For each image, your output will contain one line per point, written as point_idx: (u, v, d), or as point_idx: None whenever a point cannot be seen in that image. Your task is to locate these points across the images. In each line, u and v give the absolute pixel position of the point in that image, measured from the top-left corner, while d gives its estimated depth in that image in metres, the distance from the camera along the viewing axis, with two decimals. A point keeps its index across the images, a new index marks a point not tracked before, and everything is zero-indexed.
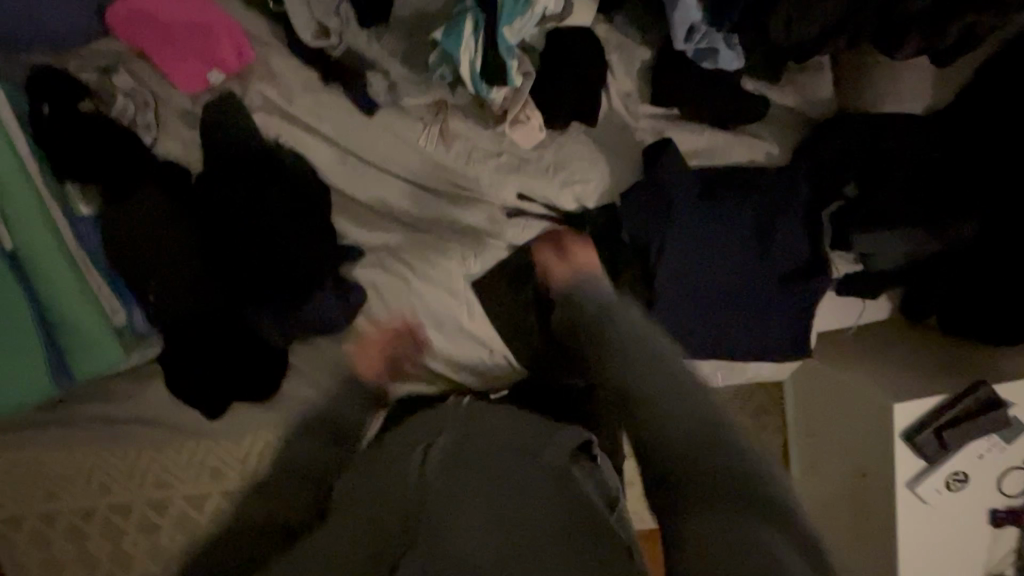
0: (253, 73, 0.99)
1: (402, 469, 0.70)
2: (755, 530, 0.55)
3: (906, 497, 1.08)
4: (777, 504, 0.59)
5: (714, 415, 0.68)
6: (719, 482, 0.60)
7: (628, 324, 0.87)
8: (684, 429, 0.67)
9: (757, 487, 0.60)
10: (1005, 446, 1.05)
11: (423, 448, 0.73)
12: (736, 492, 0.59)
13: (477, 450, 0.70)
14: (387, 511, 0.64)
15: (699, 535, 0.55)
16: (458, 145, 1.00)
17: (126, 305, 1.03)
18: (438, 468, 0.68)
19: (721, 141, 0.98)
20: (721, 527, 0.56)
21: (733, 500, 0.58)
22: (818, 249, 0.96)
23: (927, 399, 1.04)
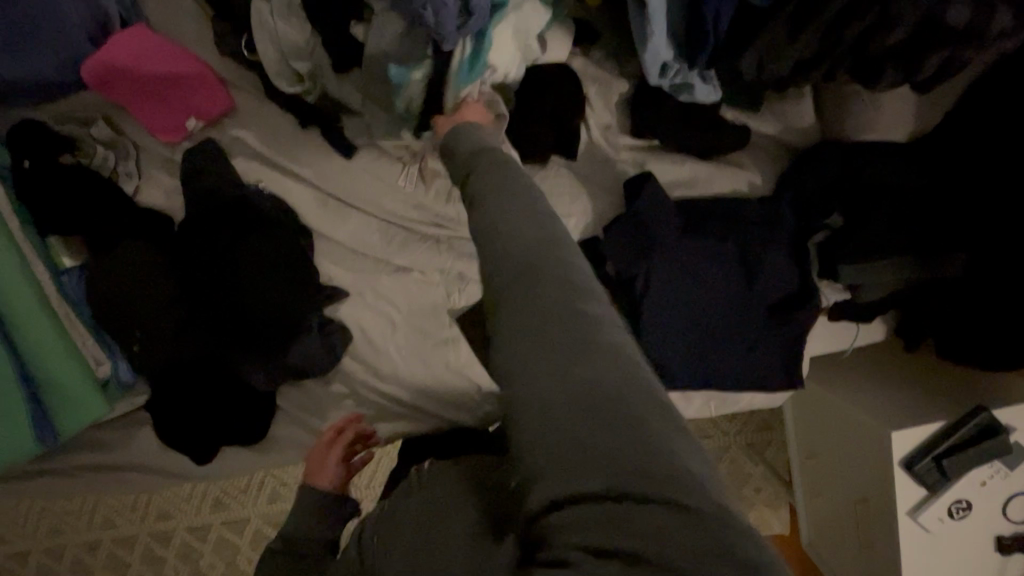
0: (233, 120, 1.00)
1: (345, 560, 0.62)
2: (635, 454, 0.42)
3: (909, 526, 1.05)
4: (627, 401, 0.43)
5: (580, 285, 0.49)
6: (580, 425, 0.43)
7: (496, 219, 0.55)
8: (538, 375, 0.45)
9: (611, 374, 0.44)
10: (1009, 472, 1.02)
11: (365, 517, 0.66)
12: (599, 424, 0.42)
13: (392, 516, 0.61)
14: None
15: (566, 509, 0.42)
16: (437, 184, 1.00)
17: (111, 356, 1.01)
18: (366, 540, 0.61)
19: (703, 172, 0.97)
20: (580, 448, 0.42)
21: (590, 426, 0.43)
22: (805, 281, 0.95)
23: (924, 425, 1.01)
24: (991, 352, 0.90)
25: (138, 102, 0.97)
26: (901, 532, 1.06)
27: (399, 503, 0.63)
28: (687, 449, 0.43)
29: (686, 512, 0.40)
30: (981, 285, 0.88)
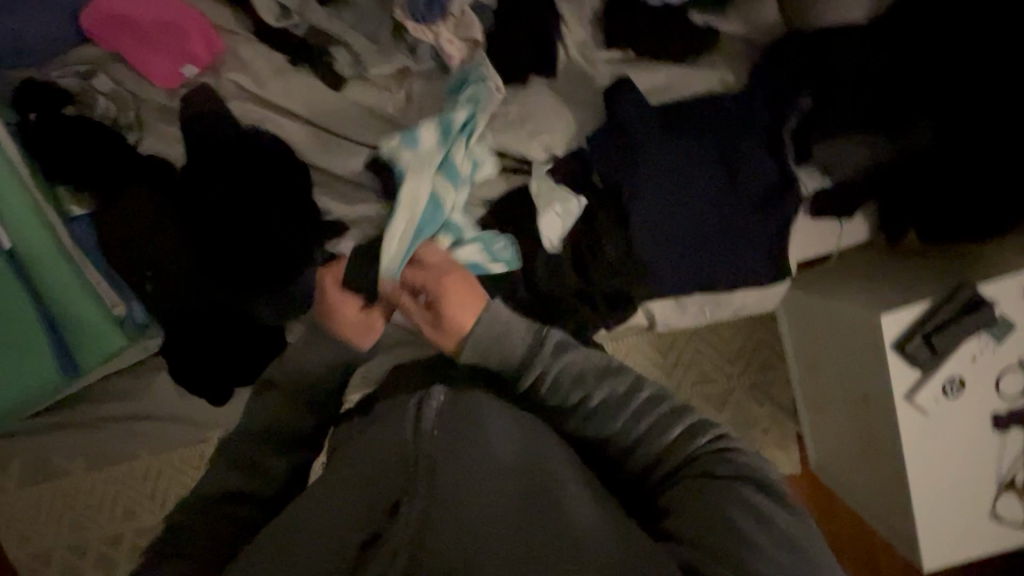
0: (226, 64, 1.05)
1: (399, 420, 0.74)
2: (745, 525, 0.62)
3: (906, 410, 1.08)
4: (757, 505, 0.64)
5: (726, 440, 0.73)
6: (705, 487, 0.67)
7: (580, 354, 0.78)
8: (713, 489, 0.66)
9: (736, 486, 0.66)
10: (997, 345, 1.05)
11: (417, 404, 0.75)
12: (718, 491, 0.66)
13: (480, 419, 0.73)
14: (395, 465, 0.69)
15: (684, 527, 0.63)
16: (425, 110, 1.04)
17: (125, 298, 1.05)
18: (436, 427, 0.71)
19: (677, 76, 1.02)
20: (705, 508, 0.64)
21: (712, 485, 0.67)
22: (784, 170, 0.99)
23: (910, 306, 1.05)
24: (961, 213, 0.96)
25: (133, 49, 1.02)
26: (901, 418, 1.08)
27: (477, 402, 0.76)
28: (810, 546, 0.62)
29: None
30: (946, 151, 0.94)
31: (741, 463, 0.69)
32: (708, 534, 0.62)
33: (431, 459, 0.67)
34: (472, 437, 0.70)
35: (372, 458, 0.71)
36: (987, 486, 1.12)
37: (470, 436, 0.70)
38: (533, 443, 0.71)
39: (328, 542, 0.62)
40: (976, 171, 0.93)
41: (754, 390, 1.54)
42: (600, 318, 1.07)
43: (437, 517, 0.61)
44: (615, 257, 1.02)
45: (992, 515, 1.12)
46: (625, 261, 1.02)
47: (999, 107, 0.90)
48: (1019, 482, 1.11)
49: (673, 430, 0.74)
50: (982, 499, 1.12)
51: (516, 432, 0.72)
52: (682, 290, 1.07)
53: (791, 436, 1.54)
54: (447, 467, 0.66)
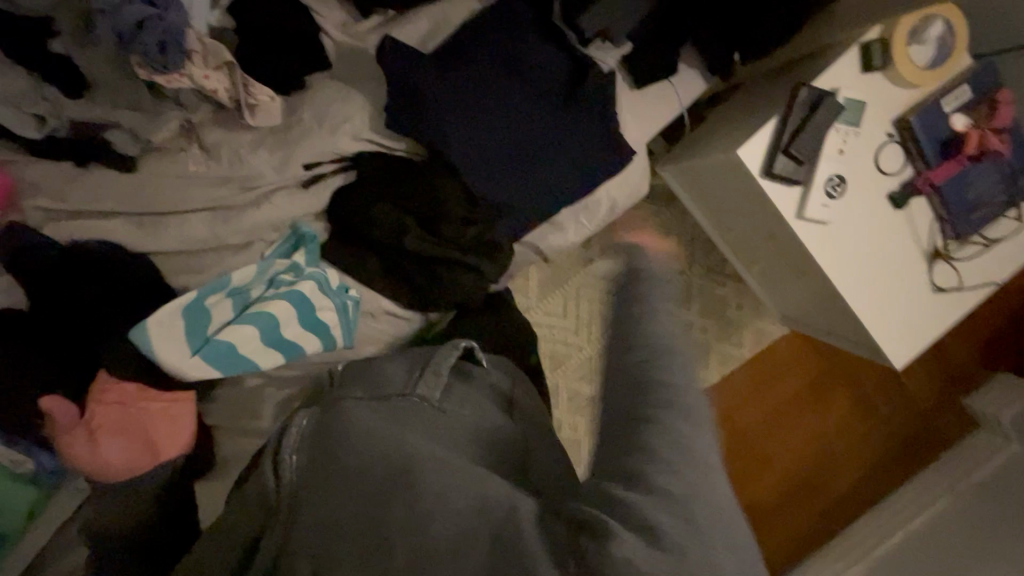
0: (23, 195, 1.03)
1: (259, 476, 0.65)
2: (665, 451, 0.53)
3: (804, 228, 1.06)
4: (692, 438, 0.54)
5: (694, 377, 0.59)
6: (630, 431, 0.55)
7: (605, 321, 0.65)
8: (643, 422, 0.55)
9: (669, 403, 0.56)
10: (859, 129, 1.04)
11: (277, 443, 0.67)
12: (645, 416, 0.55)
13: (346, 426, 0.65)
14: (255, 507, 0.64)
15: (602, 458, 0.56)
16: (224, 152, 1.01)
17: (31, 453, 1.01)
18: (298, 457, 0.64)
19: (441, 13, 1.00)
20: (631, 429, 0.55)
21: (648, 408, 0.56)
22: (574, 56, 1.00)
23: (760, 129, 1.03)
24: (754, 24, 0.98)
25: None
26: (803, 238, 1.06)
27: (336, 415, 0.67)
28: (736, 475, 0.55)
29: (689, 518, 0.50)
30: None
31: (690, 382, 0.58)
32: (625, 464, 0.53)
33: (296, 489, 0.61)
34: (332, 454, 0.62)
35: (237, 500, 0.67)
36: (916, 263, 1.10)
37: (334, 456, 0.61)
38: (401, 431, 0.63)
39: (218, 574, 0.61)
40: None
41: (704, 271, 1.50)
42: (473, 274, 1.05)
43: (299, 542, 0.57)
44: (459, 205, 1.01)
45: (935, 287, 1.11)
46: (475, 208, 1.01)
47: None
48: (942, 246, 1.10)
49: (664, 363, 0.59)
50: (917, 276, 1.10)
51: (390, 431, 0.64)
52: (546, 212, 1.06)
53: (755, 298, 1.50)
54: (311, 501, 0.59)
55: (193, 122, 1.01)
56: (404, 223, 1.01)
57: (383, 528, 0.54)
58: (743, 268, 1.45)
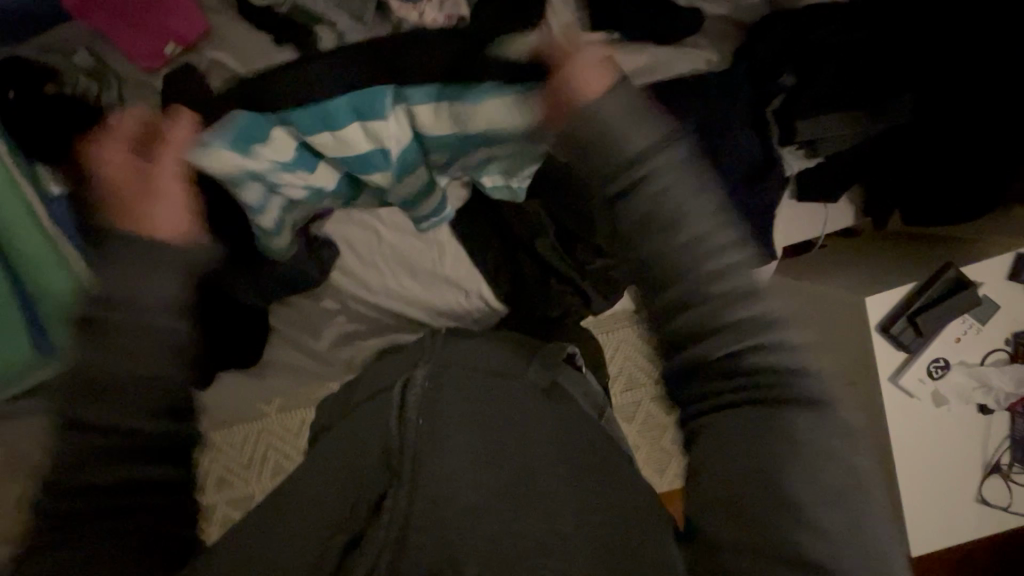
0: (210, 44, 1.05)
1: (380, 406, 0.67)
2: (780, 483, 0.51)
3: (891, 393, 1.08)
4: (799, 492, 0.51)
5: (812, 448, 0.52)
6: (748, 446, 0.53)
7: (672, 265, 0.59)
8: (751, 482, 0.52)
9: (799, 443, 0.52)
10: (981, 327, 1.06)
11: (402, 386, 0.68)
12: (757, 442, 0.53)
13: (458, 401, 0.65)
14: (372, 456, 0.62)
15: (726, 509, 0.52)
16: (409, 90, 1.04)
17: None
18: (419, 419, 0.63)
19: (662, 57, 1.02)
20: (767, 457, 0.52)
21: (762, 483, 0.52)
22: (766, 150, 1.01)
23: (896, 287, 1.05)
24: (943, 191, 1.00)
25: (124, 34, 1.01)
26: (886, 400, 1.08)
27: (455, 376, 0.68)
28: (867, 503, 0.51)
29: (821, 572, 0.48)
30: (934, 117, 0.96)
31: (778, 373, 0.55)
32: (752, 489, 0.52)
33: (414, 450, 0.60)
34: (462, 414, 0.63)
35: (352, 440, 0.65)
36: (975, 470, 1.11)
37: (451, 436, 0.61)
38: (514, 418, 0.64)
39: (305, 545, 0.56)
40: (961, 135, 0.95)
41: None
42: (581, 299, 1.08)
43: (424, 499, 0.56)
44: None
45: (980, 500, 1.11)
46: (611, 243, 1.04)
47: (988, 80, 0.91)
48: (1006, 466, 1.10)
49: (747, 327, 0.56)
50: (970, 482, 1.11)
51: (500, 419, 0.63)
52: None
53: None
54: (438, 464, 0.59)
55: (395, 52, 1.03)
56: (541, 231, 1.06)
57: (535, 489, 0.57)
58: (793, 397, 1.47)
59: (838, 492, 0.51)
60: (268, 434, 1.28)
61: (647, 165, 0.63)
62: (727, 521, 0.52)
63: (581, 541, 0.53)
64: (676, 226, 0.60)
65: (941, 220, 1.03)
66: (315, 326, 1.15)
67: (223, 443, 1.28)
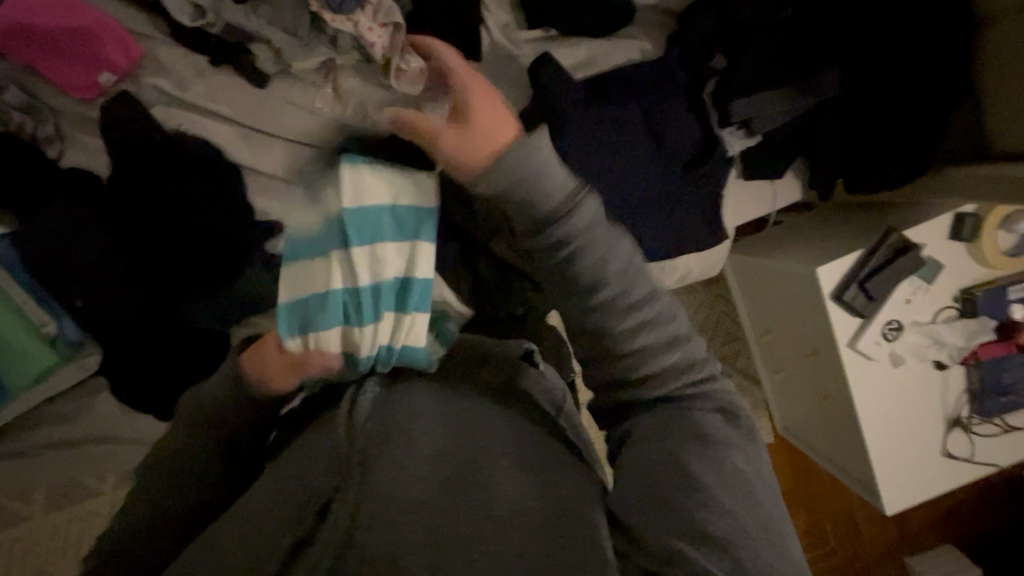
0: (145, 70, 1.03)
1: (329, 413, 0.66)
2: (699, 473, 0.53)
3: (850, 356, 1.11)
4: (706, 478, 0.53)
5: (714, 442, 0.55)
6: (669, 444, 0.55)
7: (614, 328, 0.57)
8: (663, 473, 0.54)
9: (716, 452, 0.55)
10: (928, 287, 1.09)
11: (351, 393, 0.67)
12: (680, 442, 0.55)
13: (411, 403, 0.64)
14: (322, 460, 0.61)
15: (641, 495, 0.54)
16: (353, 101, 1.04)
17: (55, 317, 1.02)
18: (367, 422, 0.62)
19: (598, 50, 1.04)
20: (685, 453, 0.55)
21: (674, 469, 0.54)
22: (707, 133, 1.03)
23: (845, 256, 1.08)
24: (880, 157, 1.03)
25: (56, 65, 0.99)
26: (846, 366, 1.12)
27: (410, 382, 0.68)
28: (775, 517, 0.53)
29: (728, 549, 0.49)
30: (863, 87, 1.00)
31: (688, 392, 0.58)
32: (677, 487, 0.53)
33: (363, 451, 0.60)
34: (410, 415, 0.62)
35: (303, 446, 0.64)
36: (937, 425, 1.14)
37: (401, 433, 0.60)
38: (469, 413, 0.63)
39: (237, 556, 0.55)
40: (891, 102, 0.98)
41: (721, 359, 1.55)
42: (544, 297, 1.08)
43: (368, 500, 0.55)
44: None
45: (946, 454, 1.15)
46: None
47: (912, 48, 0.94)
48: (966, 418, 1.14)
49: (686, 368, 0.59)
50: (934, 437, 1.14)
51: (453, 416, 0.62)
52: None
53: (766, 404, 1.53)
54: (386, 461, 0.58)
55: (335, 64, 1.03)
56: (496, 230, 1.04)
57: (480, 483, 0.56)
58: (764, 373, 1.49)
59: (745, 482, 0.53)
60: None
61: (570, 218, 0.55)
62: (644, 503, 0.53)
63: (523, 527, 0.53)
64: (593, 281, 0.56)
65: (882, 185, 1.06)
66: None
67: None
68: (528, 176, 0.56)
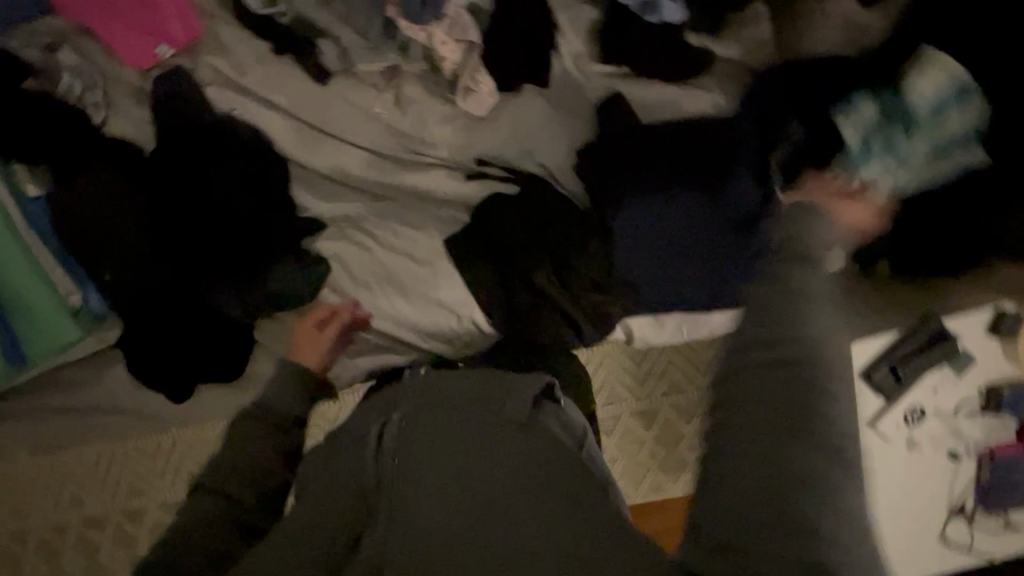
0: (205, 48, 1.00)
1: (357, 442, 0.68)
2: (810, 481, 0.46)
3: (868, 435, 1.10)
4: (817, 482, 0.46)
5: (833, 463, 0.47)
6: (763, 453, 0.47)
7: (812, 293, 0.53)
8: (752, 475, 0.46)
9: (808, 452, 0.47)
10: (957, 378, 1.08)
11: (379, 427, 0.69)
12: (782, 448, 0.47)
13: (434, 433, 0.66)
14: (351, 487, 0.63)
15: (731, 498, 0.47)
16: (412, 110, 1.01)
17: (81, 286, 1.00)
18: (393, 452, 0.65)
19: (669, 96, 1.01)
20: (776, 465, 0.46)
21: (775, 483, 0.46)
22: (768, 195, 0.99)
23: (878, 336, 1.07)
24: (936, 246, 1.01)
25: (119, 33, 0.97)
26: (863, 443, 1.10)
27: (432, 413, 0.69)
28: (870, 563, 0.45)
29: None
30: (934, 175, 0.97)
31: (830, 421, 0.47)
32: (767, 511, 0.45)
33: (389, 481, 0.62)
34: (435, 444, 0.64)
35: (331, 473, 0.66)
36: (939, 513, 1.13)
37: (422, 463, 0.62)
38: (488, 444, 0.64)
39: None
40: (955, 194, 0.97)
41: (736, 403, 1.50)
42: (573, 333, 1.06)
43: (391, 550, 0.55)
44: (598, 268, 1.02)
45: (942, 538, 1.14)
46: (605, 276, 1.03)
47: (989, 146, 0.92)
48: (970, 510, 1.13)
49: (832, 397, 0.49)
50: (933, 525, 1.13)
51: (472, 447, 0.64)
52: (660, 308, 1.07)
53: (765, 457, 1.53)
54: (413, 492, 0.60)
55: (400, 71, 1.00)
56: (538, 262, 1.03)
57: (497, 490, 0.59)
58: None
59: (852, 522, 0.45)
60: None
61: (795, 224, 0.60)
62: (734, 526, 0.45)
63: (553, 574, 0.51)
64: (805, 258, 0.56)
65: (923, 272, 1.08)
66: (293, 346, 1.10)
67: None
68: (808, 203, 0.64)
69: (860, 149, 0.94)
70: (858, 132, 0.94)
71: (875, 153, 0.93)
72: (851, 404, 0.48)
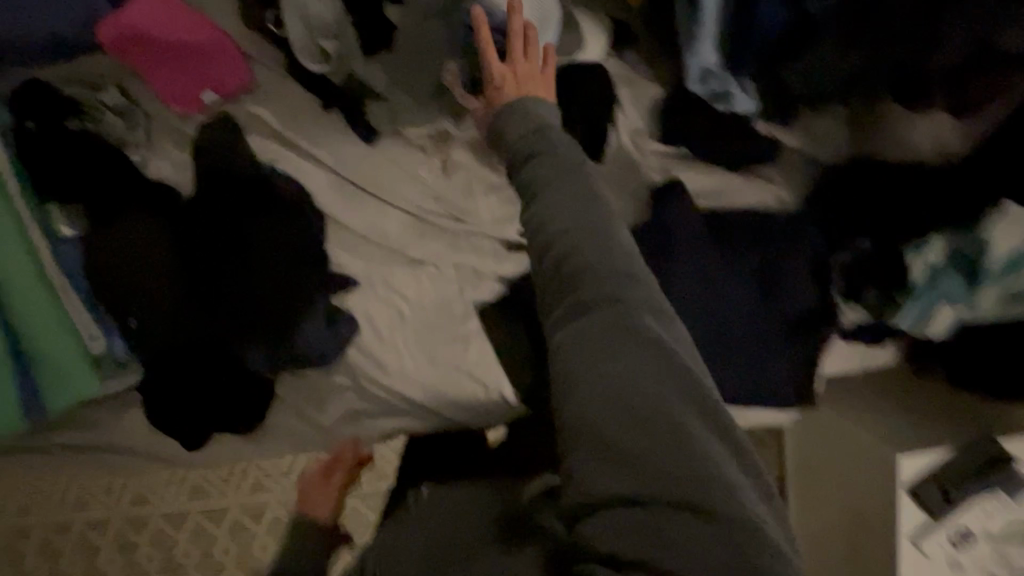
0: (252, 95, 0.97)
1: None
2: (658, 448, 0.56)
3: (908, 553, 1.00)
4: (665, 422, 0.57)
5: (675, 398, 0.58)
6: (628, 424, 0.57)
7: (583, 272, 0.61)
8: (617, 446, 0.57)
9: (651, 377, 0.58)
10: (1013, 502, 0.98)
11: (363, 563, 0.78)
12: (641, 434, 0.57)
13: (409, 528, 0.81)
14: None
15: (610, 491, 0.57)
16: (460, 176, 0.98)
17: (107, 332, 0.97)
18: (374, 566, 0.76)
19: (728, 184, 0.96)
20: (641, 447, 0.56)
21: (635, 447, 0.57)
22: (825, 300, 0.94)
23: (931, 451, 1.00)
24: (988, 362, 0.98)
25: (163, 75, 0.93)
26: (901, 561, 1.00)
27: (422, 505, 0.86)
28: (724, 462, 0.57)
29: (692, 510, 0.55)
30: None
31: (658, 345, 0.59)
32: (653, 485, 0.56)
33: None
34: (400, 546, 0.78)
35: None
36: None
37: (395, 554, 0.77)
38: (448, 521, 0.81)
39: None
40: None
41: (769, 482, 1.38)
42: None
43: None
44: None
45: None
46: None
47: None
48: None
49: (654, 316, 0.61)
50: None
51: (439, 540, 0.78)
52: None
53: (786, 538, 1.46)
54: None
55: (450, 135, 0.96)
56: None
57: None
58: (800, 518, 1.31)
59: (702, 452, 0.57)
60: (259, 470, 1.26)
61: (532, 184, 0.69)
62: (619, 534, 0.56)
63: None
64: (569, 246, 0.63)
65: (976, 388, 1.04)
66: (313, 402, 1.06)
67: (212, 477, 1.26)
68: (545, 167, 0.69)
69: (1001, 271, 0.82)
70: (1010, 251, 0.81)
71: (1014, 280, 0.83)
72: (670, 326, 0.60)
